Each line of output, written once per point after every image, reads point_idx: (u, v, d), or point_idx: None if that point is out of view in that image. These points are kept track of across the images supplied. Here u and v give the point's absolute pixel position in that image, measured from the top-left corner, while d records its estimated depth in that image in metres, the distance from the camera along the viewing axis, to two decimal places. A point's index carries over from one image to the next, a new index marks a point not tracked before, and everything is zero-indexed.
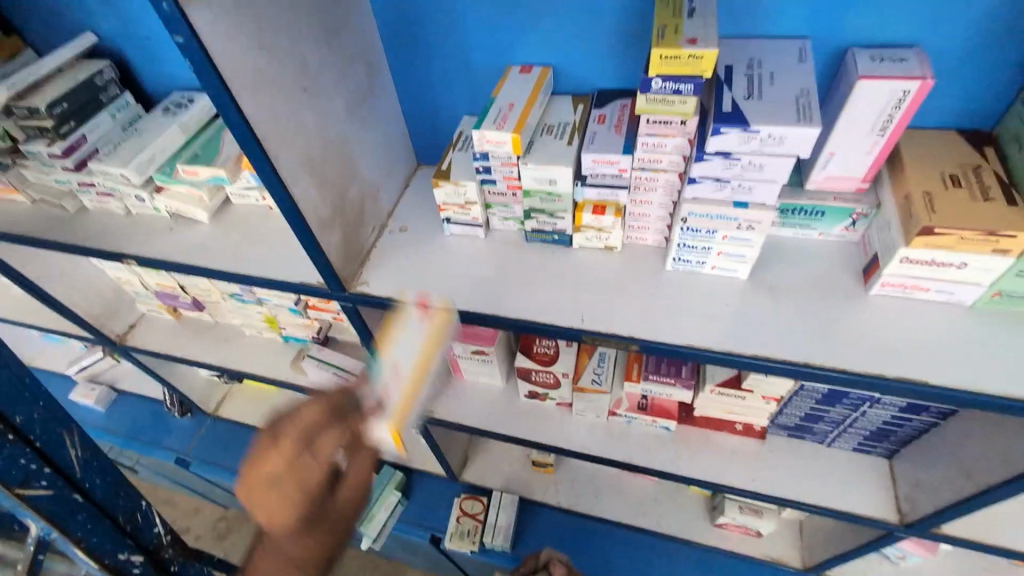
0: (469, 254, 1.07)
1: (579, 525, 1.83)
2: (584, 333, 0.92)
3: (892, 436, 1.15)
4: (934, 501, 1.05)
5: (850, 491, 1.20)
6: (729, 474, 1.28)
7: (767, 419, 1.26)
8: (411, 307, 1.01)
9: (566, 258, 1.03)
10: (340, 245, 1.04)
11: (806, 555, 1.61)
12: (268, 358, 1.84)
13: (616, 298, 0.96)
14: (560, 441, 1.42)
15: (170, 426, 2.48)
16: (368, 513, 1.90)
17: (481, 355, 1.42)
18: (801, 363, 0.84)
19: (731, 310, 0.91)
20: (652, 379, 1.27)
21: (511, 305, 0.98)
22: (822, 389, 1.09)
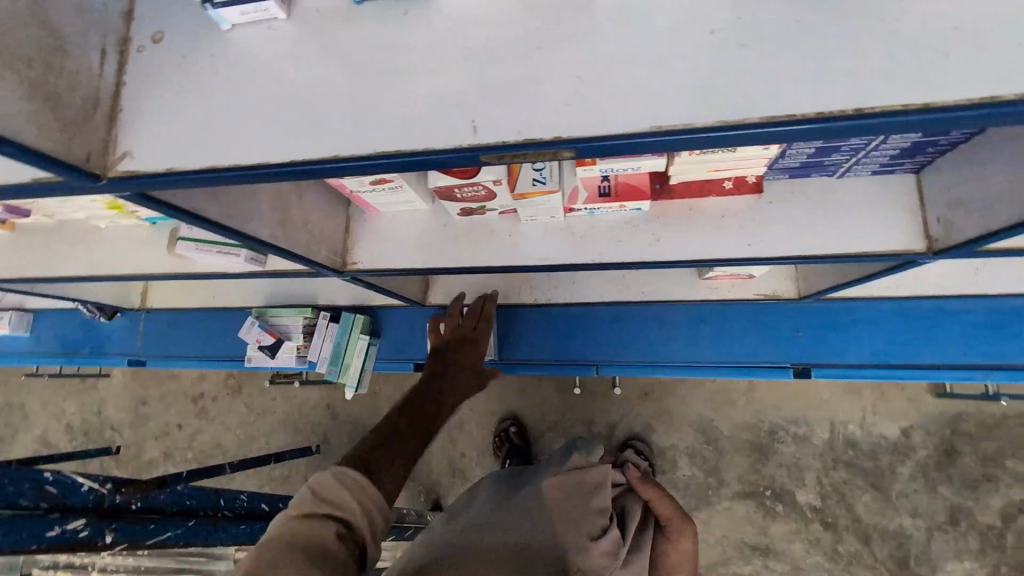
0: (275, 56, 0.62)
1: (562, 315, 1.71)
2: (481, 151, 0.54)
3: (929, 149, 0.86)
4: (979, 223, 0.82)
5: (864, 227, 0.97)
6: (719, 247, 1.04)
7: (765, 165, 0.96)
8: (215, 176, 0.62)
9: (429, 16, 0.59)
10: (37, 106, 0.56)
11: (801, 287, 1.50)
12: (140, 250, 1.41)
13: (527, 69, 0.54)
14: (515, 256, 1.16)
15: (106, 331, 2.24)
16: (342, 365, 1.83)
17: (384, 184, 1.05)
18: (845, 113, 0.48)
19: (718, 44, 0.51)
20: (609, 158, 0.96)
21: (361, 132, 0.58)
22: (811, 146, 0.88)
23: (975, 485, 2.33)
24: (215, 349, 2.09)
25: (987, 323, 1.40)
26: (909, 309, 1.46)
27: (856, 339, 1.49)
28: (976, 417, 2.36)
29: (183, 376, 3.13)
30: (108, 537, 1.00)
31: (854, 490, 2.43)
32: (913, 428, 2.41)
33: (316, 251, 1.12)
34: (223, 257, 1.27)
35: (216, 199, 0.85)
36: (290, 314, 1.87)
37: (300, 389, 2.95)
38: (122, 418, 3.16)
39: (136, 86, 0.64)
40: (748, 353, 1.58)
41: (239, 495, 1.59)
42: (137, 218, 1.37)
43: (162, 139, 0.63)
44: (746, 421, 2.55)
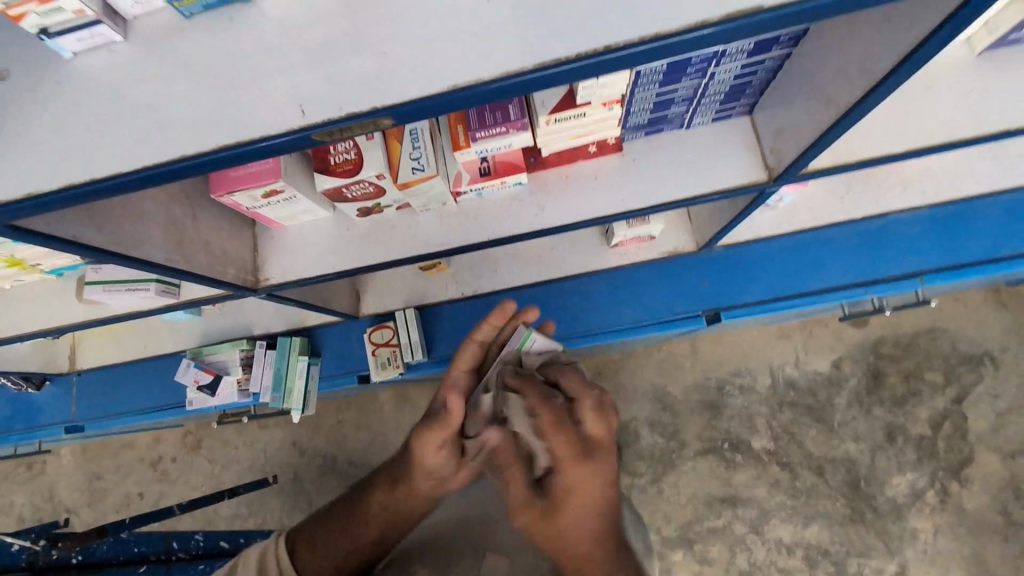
0: (122, 78, 0.68)
1: (488, 303, 1.77)
2: (312, 130, 0.62)
3: (748, 89, 0.98)
4: (796, 143, 0.95)
5: (716, 166, 1.08)
6: (599, 207, 1.13)
7: (619, 127, 1.07)
8: (74, 194, 0.66)
9: (255, 22, 0.66)
10: None
11: (697, 239, 1.63)
12: (51, 303, 1.39)
13: (342, 57, 0.63)
14: (419, 245, 1.23)
15: (37, 402, 2.10)
16: (286, 389, 1.83)
17: (277, 195, 1.09)
18: (597, 50, 0.57)
19: (492, 10, 0.60)
20: (480, 139, 1.03)
21: (205, 132, 0.64)
22: (660, 66, 0.88)
23: (903, 401, 2.52)
24: (157, 401, 2.01)
25: (859, 246, 1.60)
26: (794, 244, 1.63)
27: (753, 278, 1.66)
28: (893, 339, 2.56)
29: (137, 442, 3.03)
30: None
31: (801, 428, 2.57)
32: (842, 359, 2.59)
33: (223, 271, 1.14)
34: (133, 294, 1.26)
35: (99, 225, 0.88)
36: (224, 350, 1.84)
37: (261, 431, 2.90)
38: (77, 498, 3.02)
39: None
40: (664, 308, 1.70)
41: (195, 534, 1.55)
42: (41, 272, 1.35)
43: (21, 168, 0.67)
44: (695, 382, 2.67)
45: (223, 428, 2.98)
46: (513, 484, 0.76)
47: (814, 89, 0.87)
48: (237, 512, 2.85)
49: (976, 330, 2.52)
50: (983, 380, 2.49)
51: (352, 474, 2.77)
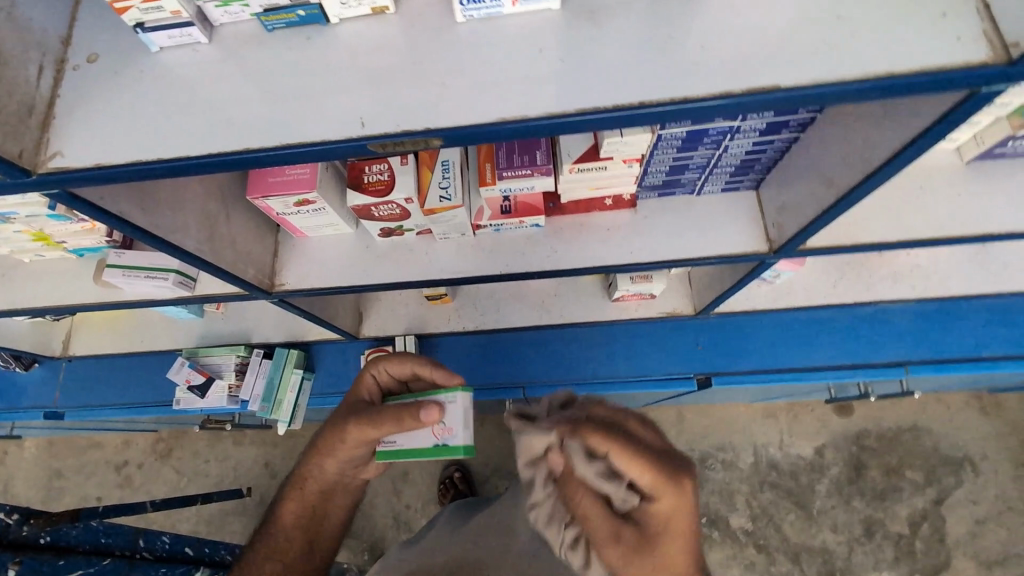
0: (200, 75, 0.75)
1: (487, 340, 1.81)
2: (369, 140, 0.68)
3: (757, 165, 1.07)
4: (797, 219, 1.03)
5: (722, 233, 1.16)
6: (608, 255, 1.19)
7: (635, 184, 1.15)
8: (138, 170, 0.71)
9: (327, 43, 0.74)
10: None
11: (695, 303, 1.70)
12: (66, 283, 1.42)
13: (404, 82, 0.70)
14: (433, 271, 1.28)
15: (20, 383, 2.07)
16: (276, 400, 1.83)
17: (308, 205, 1.15)
18: (632, 104, 0.64)
19: (542, 59, 0.68)
20: (506, 178, 1.10)
21: (269, 130, 0.70)
22: (681, 132, 0.96)
23: (883, 496, 2.51)
24: (142, 398, 2.00)
25: (849, 330, 1.66)
26: (787, 321, 1.69)
27: (746, 348, 1.71)
28: (877, 432, 2.58)
29: (106, 443, 2.95)
30: (11, 569, 1.06)
31: (780, 511, 2.53)
32: (826, 446, 2.60)
33: (243, 270, 1.19)
34: (151, 282, 1.30)
35: (144, 208, 0.94)
36: (220, 353, 1.84)
37: (234, 447, 2.84)
38: (31, 493, 2.91)
39: (69, 99, 0.75)
40: (658, 366, 1.74)
41: (161, 536, 1.52)
42: (63, 250, 1.38)
43: (92, 141, 0.72)
44: (679, 450, 2.66)
45: (197, 439, 2.92)
46: (576, 495, 0.64)
47: (820, 171, 0.95)
48: (194, 529, 2.75)
49: (958, 433, 2.55)
50: (963, 485, 2.49)
51: None
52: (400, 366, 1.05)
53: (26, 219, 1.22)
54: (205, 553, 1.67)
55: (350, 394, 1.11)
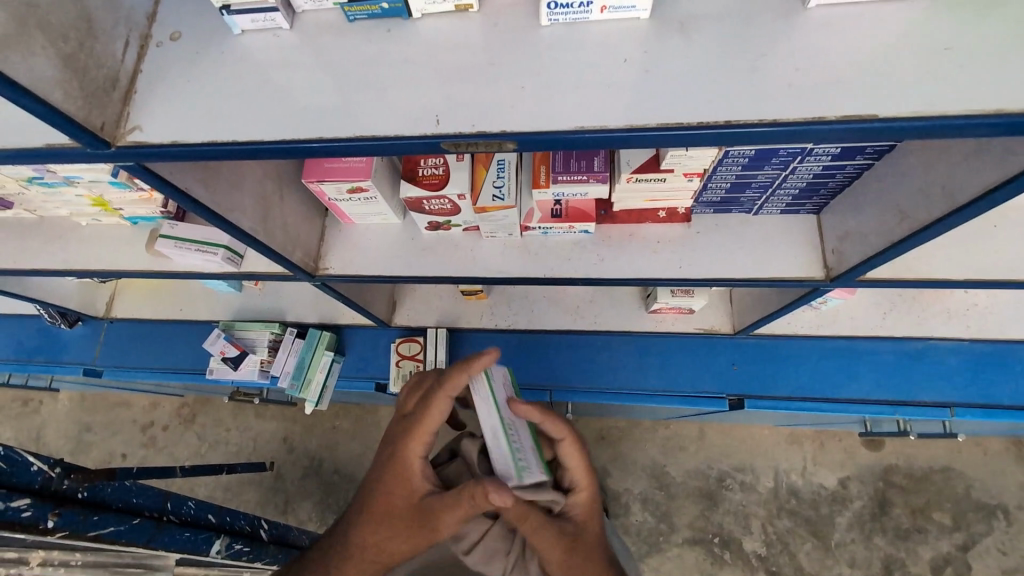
0: (277, 60, 0.75)
1: (519, 340, 1.81)
2: (442, 138, 0.68)
3: (823, 190, 1.03)
4: (861, 249, 0.98)
5: (777, 256, 1.13)
6: (656, 268, 1.17)
7: (691, 199, 1.13)
8: (212, 150, 0.72)
9: (406, 37, 0.73)
10: (66, 75, 0.67)
11: (734, 322, 1.66)
12: (118, 248, 1.46)
13: (481, 81, 0.69)
14: (476, 269, 1.27)
15: (63, 339, 2.14)
16: (305, 379, 1.87)
17: (361, 193, 1.15)
18: (718, 123, 0.62)
19: (628, 68, 0.66)
20: (561, 182, 1.08)
21: (345, 120, 0.70)
22: (749, 150, 0.93)
23: (907, 536, 2.42)
24: (175, 364, 2.04)
25: (894, 364, 1.60)
26: (827, 350, 1.64)
27: (783, 372, 1.67)
28: (906, 469, 2.50)
29: (135, 403, 3.04)
30: (51, 520, 1.11)
31: (796, 540, 2.47)
32: (851, 479, 2.53)
33: (291, 252, 1.20)
34: (199, 256, 1.33)
35: (205, 184, 0.96)
36: (256, 329, 1.87)
37: (257, 420, 2.90)
38: (61, 444, 3.02)
39: (151, 74, 0.76)
40: (689, 383, 1.71)
41: (187, 501, 1.55)
42: (119, 217, 1.42)
43: (167, 118, 0.73)
44: (697, 467, 2.61)
45: (221, 408, 2.99)
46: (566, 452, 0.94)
47: (893, 202, 0.91)
48: (212, 494, 2.82)
49: (993, 480, 2.45)
50: (993, 533, 2.40)
51: (336, 483, 2.73)
52: (439, 408, 0.90)
53: (88, 184, 1.25)
54: (226, 521, 1.70)
55: (401, 493, 0.91)
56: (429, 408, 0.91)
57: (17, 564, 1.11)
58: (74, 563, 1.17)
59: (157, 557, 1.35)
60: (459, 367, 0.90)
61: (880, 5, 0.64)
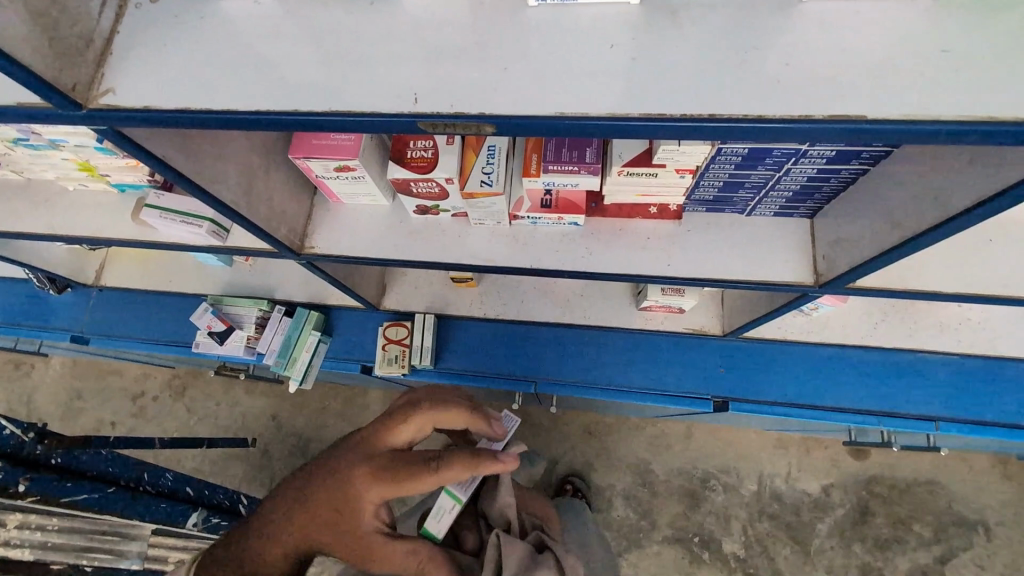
0: (256, 28, 0.73)
1: (506, 330, 1.80)
2: (420, 118, 0.66)
3: (817, 193, 1.01)
4: (852, 256, 0.96)
5: (767, 259, 1.11)
6: (643, 265, 1.15)
7: (683, 196, 1.10)
8: (184, 117, 0.70)
9: (389, 11, 0.71)
10: (36, 31, 0.65)
11: (725, 324, 1.65)
12: (105, 215, 1.44)
13: (463, 60, 0.66)
14: (463, 256, 1.26)
15: (52, 304, 2.13)
16: (291, 357, 1.86)
17: (348, 172, 1.13)
18: (703, 116, 0.60)
19: (615, 55, 0.63)
20: (551, 171, 1.06)
21: (322, 94, 0.68)
22: (743, 148, 0.91)
23: (886, 546, 2.42)
24: (163, 336, 2.04)
25: (881, 374, 1.59)
26: (815, 357, 1.63)
27: (770, 377, 1.65)
28: (889, 480, 2.50)
29: (126, 372, 3.05)
30: (22, 485, 1.12)
31: (776, 544, 2.48)
32: (834, 486, 2.52)
33: (275, 228, 1.18)
34: (185, 227, 1.31)
35: (187, 153, 0.94)
36: (244, 305, 1.86)
37: (245, 395, 2.90)
38: (50, 408, 3.02)
39: (127, 36, 0.74)
40: (676, 383, 1.70)
41: (165, 474, 1.53)
42: (107, 184, 1.40)
43: (141, 82, 0.71)
44: (681, 466, 2.61)
45: (210, 381, 2.99)
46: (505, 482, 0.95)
47: (886, 208, 0.89)
48: (198, 467, 2.83)
49: (977, 495, 2.44)
50: (973, 548, 2.39)
51: None
52: (424, 486, 0.84)
53: (75, 148, 1.23)
54: (205, 495, 1.69)
55: (348, 522, 0.87)
56: (416, 477, 0.84)
57: None
58: (48, 528, 1.20)
59: (134, 526, 1.38)
60: (466, 459, 0.84)
61: (880, 2, 0.61)
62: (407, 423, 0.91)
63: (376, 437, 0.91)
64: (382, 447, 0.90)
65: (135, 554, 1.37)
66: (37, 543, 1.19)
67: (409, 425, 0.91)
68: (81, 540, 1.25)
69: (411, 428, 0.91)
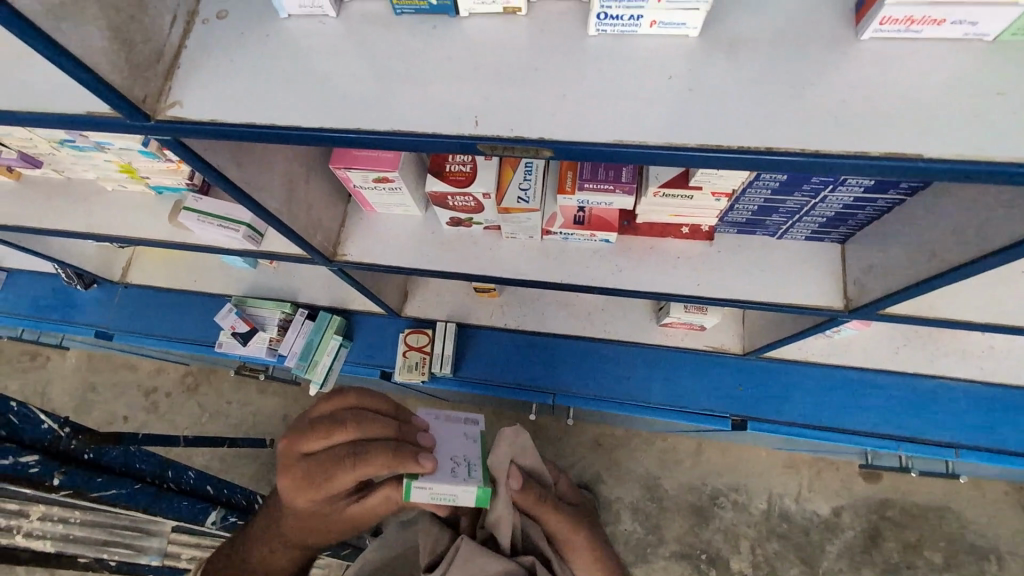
0: (320, 46, 0.76)
1: (526, 341, 1.81)
2: (480, 140, 0.68)
3: (851, 220, 1.03)
4: (885, 283, 0.98)
5: (796, 282, 1.12)
6: (673, 283, 1.17)
7: (717, 217, 1.12)
8: (249, 131, 0.73)
9: (451, 35, 0.73)
10: (113, 46, 0.68)
11: (745, 343, 1.66)
12: (142, 216, 1.47)
13: (523, 85, 0.69)
14: (493, 268, 1.27)
15: (77, 299, 2.16)
16: (312, 360, 1.88)
17: (386, 183, 1.15)
18: (759, 149, 0.62)
19: (672, 87, 0.66)
20: (587, 189, 1.08)
21: (384, 114, 0.71)
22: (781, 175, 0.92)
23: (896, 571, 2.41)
24: (186, 334, 2.06)
25: (902, 400, 1.59)
26: (836, 379, 1.63)
27: (790, 398, 1.66)
28: (900, 504, 2.48)
29: (140, 366, 3.07)
30: (57, 479, 1.12)
31: (783, 563, 2.46)
32: (844, 509, 2.51)
33: (312, 236, 1.21)
34: (221, 231, 1.34)
35: (236, 162, 0.97)
36: (267, 307, 1.89)
37: (258, 395, 2.92)
38: (64, 400, 3.05)
39: (195, 51, 0.76)
40: (695, 400, 1.71)
41: (186, 471, 1.57)
42: (145, 185, 1.43)
43: (207, 96, 0.74)
44: (690, 482, 2.60)
45: (224, 379, 3.01)
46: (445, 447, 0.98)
47: (921, 239, 0.91)
48: (208, 464, 2.85)
49: (988, 523, 2.43)
50: None
51: None
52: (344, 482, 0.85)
53: (119, 150, 1.26)
54: (224, 494, 1.71)
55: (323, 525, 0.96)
56: (335, 478, 0.85)
57: (18, 515, 1.15)
58: (72, 522, 1.23)
59: (153, 522, 1.42)
60: (384, 460, 0.84)
61: (932, 43, 0.63)
62: (316, 432, 0.89)
63: (289, 448, 0.90)
64: (298, 459, 0.89)
65: (155, 550, 1.43)
66: (60, 535, 1.21)
67: (320, 434, 0.89)
68: (105, 534, 1.30)
69: (319, 435, 0.89)
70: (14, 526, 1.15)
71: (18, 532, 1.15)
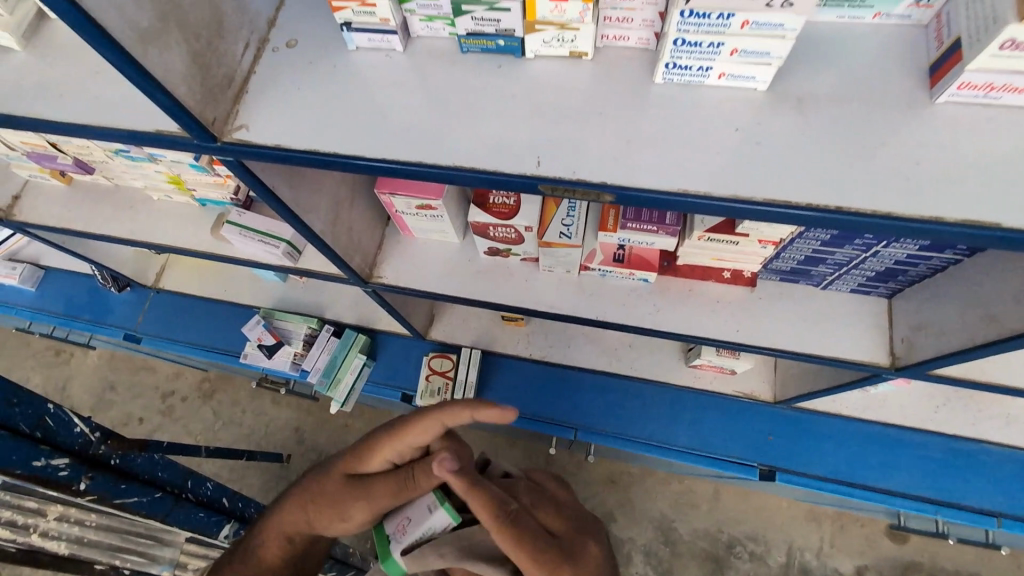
0: (386, 78, 0.77)
1: (551, 373, 1.80)
2: (541, 180, 0.68)
3: (901, 277, 1.00)
4: (937, 344, 0.94)
5: (839, 336, 1.09)
6: (711, 328, 1.15)
7: (760, 264, 1.11)
8: (312, 158, 0.74)
9: (515, 75, 0.74)
10: (191, 71, 0.70)
11: (777, 391, 1.61)
12: (184, 226, 1.50)
13: (587, 128, 0.69)
14: (528, 300, 1.27)
15: (110, 301, 2.21)
16: (334, 378, 1.88)
17: (429, 210, 1.16)
18: (827, 207, 0.61)
19: (739, 139, 0.65)
20: (630, 228, 1.07)
21: (447, 149, 0.71)
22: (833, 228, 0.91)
23: None
24: (211, 343, 2.08)
25: (941, 461, 1.54)
26: (871, 435, 1.59)
27: (822, 451, 1.61)
28: (929, 568, 2.33)
29: (160, 369, 3.10)
30: (83, 483, 1.12)
31: None
32: (868, 568, 2.36)
33: (350, 257, 1.21)
34: (261, 246, 1.35)
35: (287, 182, 0.98)
36: (294, 321, 1.89)
37: (273, 406, 2.92)
38: (83, 398, 3.09)
39: (264, 77, 0.78)
40: (721, 446, 1.67)
41: (205, 483, 1.56)
42: (190, 197, 1.47)
43: (274, 121, 0.76)
44: (707, 528, 2.47)
45: (240, 388, 3.02)
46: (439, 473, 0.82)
47: (978, 302, 0.89)
48: (218, 473, 2.84)
49: None
50: None
51: None
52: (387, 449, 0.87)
53: (170, 163, 1.29)
54: (238, 507, 1.70)
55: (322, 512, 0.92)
56: (379, 446, 0.87)
57: (35, 514, 1.15)
58: (88, 524, 1.22)
59: (167, 531, 1.40)
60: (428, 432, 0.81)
61: (1008, 109, 0.62)
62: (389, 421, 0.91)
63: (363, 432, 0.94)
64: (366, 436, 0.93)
65: (167, 560, 1.39)
66: (75, 538, 1.20)
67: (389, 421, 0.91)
68: (118, 539, 1.28)
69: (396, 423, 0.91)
70: (30, 525, 1.14)
71: (33, 531, 1.14)
